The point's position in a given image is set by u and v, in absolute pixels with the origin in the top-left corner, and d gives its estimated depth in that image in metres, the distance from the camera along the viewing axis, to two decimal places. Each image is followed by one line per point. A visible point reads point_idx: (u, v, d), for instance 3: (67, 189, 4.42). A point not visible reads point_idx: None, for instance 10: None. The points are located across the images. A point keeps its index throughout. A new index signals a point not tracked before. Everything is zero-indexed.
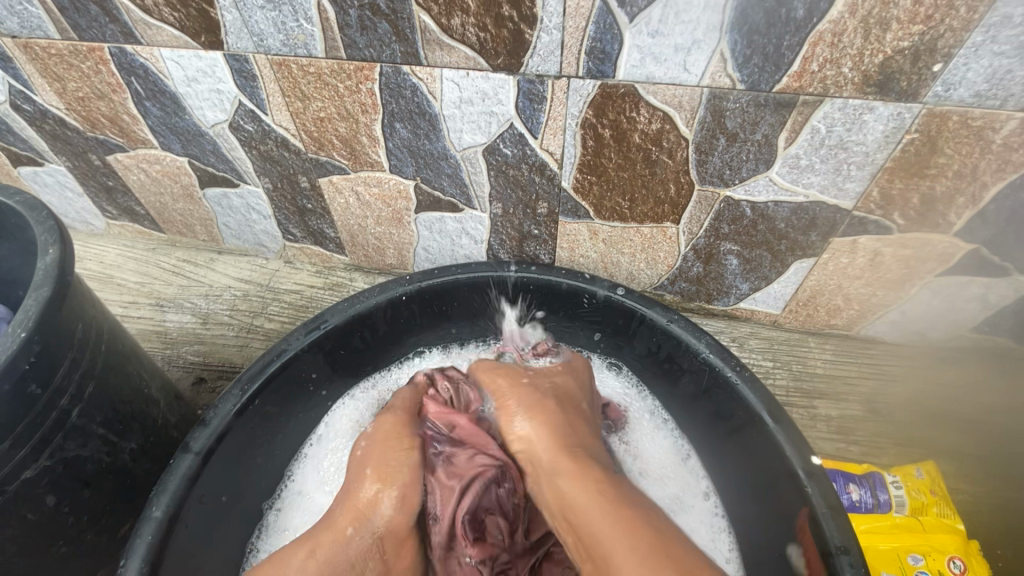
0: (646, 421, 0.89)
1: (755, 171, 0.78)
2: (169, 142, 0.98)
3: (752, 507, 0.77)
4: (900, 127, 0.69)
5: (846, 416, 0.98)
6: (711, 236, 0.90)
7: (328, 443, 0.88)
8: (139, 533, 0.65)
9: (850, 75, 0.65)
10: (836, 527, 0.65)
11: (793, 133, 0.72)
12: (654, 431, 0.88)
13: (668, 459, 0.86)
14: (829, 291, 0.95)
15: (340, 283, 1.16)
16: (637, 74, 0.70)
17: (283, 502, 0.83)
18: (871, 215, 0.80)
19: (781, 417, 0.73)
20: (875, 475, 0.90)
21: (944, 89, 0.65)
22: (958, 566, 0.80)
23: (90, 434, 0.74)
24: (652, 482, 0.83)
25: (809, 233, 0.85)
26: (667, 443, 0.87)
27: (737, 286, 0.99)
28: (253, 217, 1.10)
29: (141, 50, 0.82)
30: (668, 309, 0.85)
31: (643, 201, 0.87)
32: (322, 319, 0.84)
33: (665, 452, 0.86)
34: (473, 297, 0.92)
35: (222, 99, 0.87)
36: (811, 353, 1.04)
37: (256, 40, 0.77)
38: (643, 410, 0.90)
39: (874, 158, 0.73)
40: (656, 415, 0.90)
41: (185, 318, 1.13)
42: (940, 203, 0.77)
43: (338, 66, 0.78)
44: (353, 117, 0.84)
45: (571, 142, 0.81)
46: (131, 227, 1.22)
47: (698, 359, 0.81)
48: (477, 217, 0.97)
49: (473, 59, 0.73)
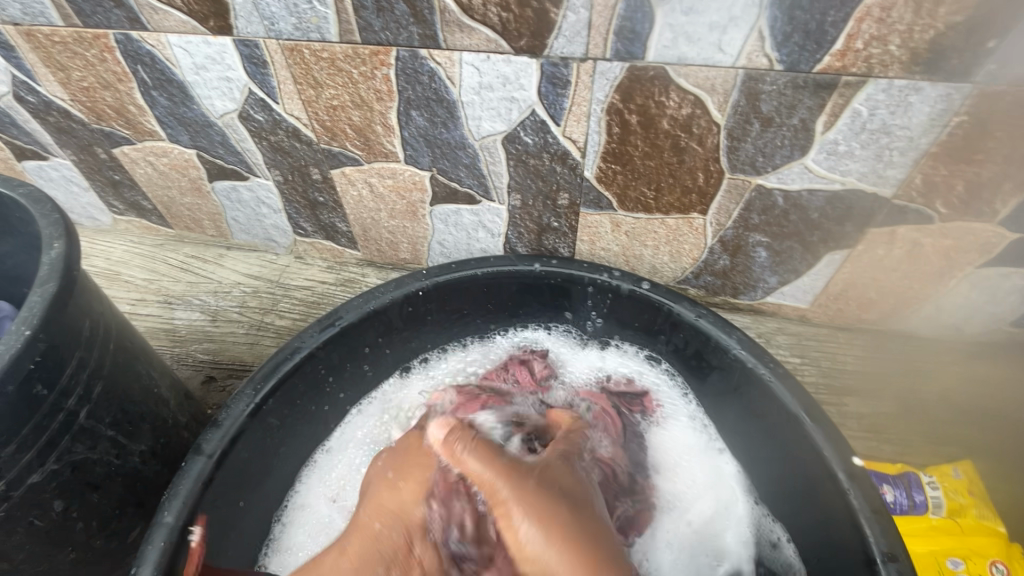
0: (674, 430, 0.84)
1: (789, 158, 0.74)
2: (176, 134, 0.95)
3: (789, 511, 0.73)
4: (949, 109, 0.65)
5: (878, 414, 0.95)
6: (739, 227, 0.87)
7: (341, 455, 0.85)
8: (151, 540, 0.62)
9: (897, 53, 0.62)
10: (882, 532, 0.61)
11: (833, 116, 0.69)
12: (682, 441, 0.83)
13: (691, 471, 0.81)
14: (862, 284, 0.91)
15: (352, 279, 1.13)
16: (668, 56, 0.67)
17: (289, 516, 0.80)
18: (911, 203, 0.77)
19: (820, 416, 0.70)
20: (910, 475, 0.87)
21: (998, 67, 0.61)
22: (1000, 570, 0.77)
23: (98, 437, 0.71)
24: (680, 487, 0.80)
25: (843, 223, 0.82)
26: (690, 454, 0.82)
27: (765, 280, 0.96)
28: (263, 212, 1.07)
29: (147, 37, 0.79)
30: (696, 303, 0.81)
31: (670, 190, 0.83)
32: (337, 315, 0.81)
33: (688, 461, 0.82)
34: (491, 292, 0.89)
35: (232, 88, 0.84)
36: (841, 349, 1.00)
37: (267, 24, 0.74)
38: (669, 415, 0.86)
39: (919, 142, 0.69)
40: (687, 422, 0.85)
41: (195, 315, 1.10)
42: (986, 189, 0.73)
43: (352, 50, 0.74)
44: (367, 105, 0.81)
45: (595, 129, 0.77)
46: (138, 223, 1.20)
47: (728, 356, 0.77)
48: (495, 209, 0.93)
49: (494, 42, 0.70)
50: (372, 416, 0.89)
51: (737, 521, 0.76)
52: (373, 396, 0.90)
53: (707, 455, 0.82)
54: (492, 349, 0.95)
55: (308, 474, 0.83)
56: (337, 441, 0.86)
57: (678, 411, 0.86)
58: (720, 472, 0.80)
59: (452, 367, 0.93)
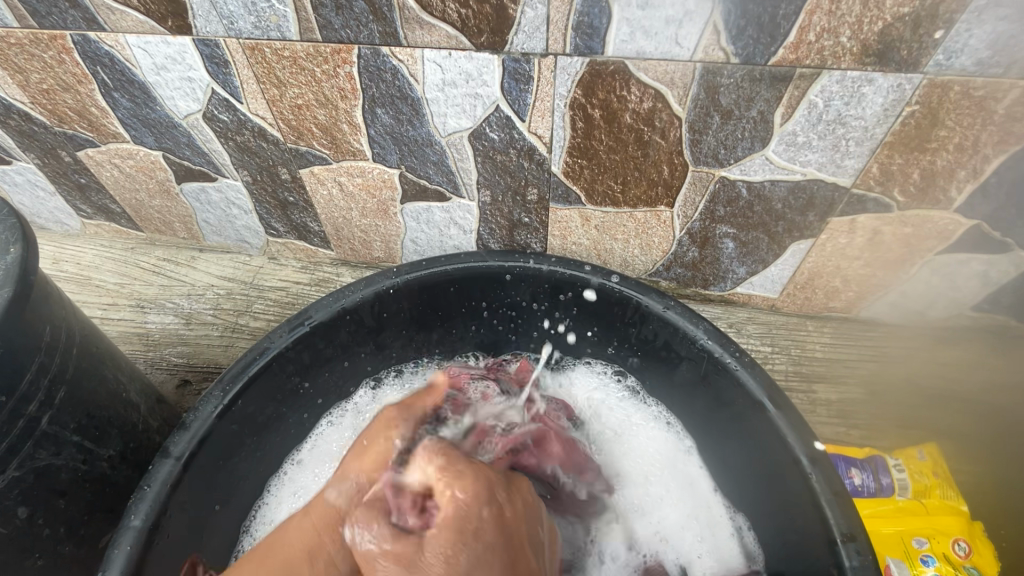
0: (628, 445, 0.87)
1: (750, 150, 0.76)
2: (141, 136, 0.94)
3: (752, 499, 0.76)
4: (901, 99, 0.67)
5: (847, 399, 0.97)
6: (706, 219, 0.88)
7: (312, 470, 0.85)
8: (117, 544, 0.62)
9: (848, 45, 0.63)
10: (841, 512, 0.63)
11: (790, 108, 0.70)
12: (639, 453, 0.86)
13: (658, 481, 0.83)
14: (827, 272, 0.93)
15: (327, 278, 1.13)
16: (627, 50, 0.67)
17: (259, 528, 0.80)
18: (869, 192, 0.78)
19: (783, 401, 0.71)
20: (877, 458, 0.89)
21: (946, 58, 0.62)
22: (963, 548, 0.79)
23: (64, 442, 0.71)
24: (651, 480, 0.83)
25: (806, 213, 0.83)
26: (640, 466, 0.85)
27: (734, 271, 0.97)
28: (233, 213, 1.06)
29: (106, 37, 0.78)
30: (665, 295, 0.82)
31: (636, 184, 0.84)
32: (306, 315, 0.80)
33: (641, 469, 0.84)
34: (463, 289, 0.89)
35: (195, 88, 0.83)
36: (810, 337, 1.02)
37: (226, 23, 0.73)
38: (624, 422, 0.89)
39: (874, 133, 0.71)
40: (644, 420, 0.89)
41: (168, 319, 1.09)
42: (940, 177, 0.74)
43: (313, 49, 0.74)
44: (332, 104, 0.81)
45: (560, 124, 0.78)
46: (107, 226, 1.18)
47: (696, 346, 0.78)
48: (465, 205, 0.94)
49: (455, 38, 0.70)
50: (343, 426, 0.90)
51: (704, 511, 0.79)
52: (343, 406, 0.91)
53: (661, 470, 0.84)
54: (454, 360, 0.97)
55: (277, 487, 0.83)
56: (308, 450, 0.87)
57: (637, 425, 0.89)
58: (685, 476, 0.83)
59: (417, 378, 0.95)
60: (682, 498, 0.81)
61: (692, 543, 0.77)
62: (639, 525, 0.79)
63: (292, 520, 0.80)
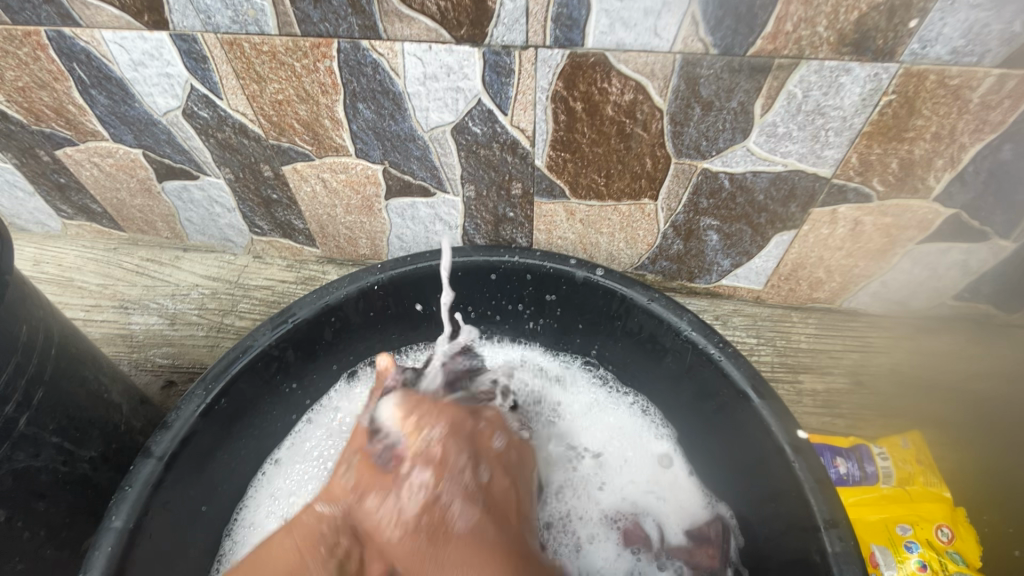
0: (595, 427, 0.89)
1: (732, 141, 0.76)
2: (120, 133, 0.92)
3: (739, 489, 0.76)
4: (878, 88, 0.67)
5: (832, 389, 0.97)
6: (690, 211, 0.88)
7: (290, 471, 0.84)
8: (97, 546, 0.61)
9: (825, 34, 0.63)
10: (825, 499, 0.63)
11: (769, 99, 0.70)
12: (609, 434, 0.88)
13: (629, 455, 0.86)
14: (811, 263, 0.94)
15: (313, 276, 1.12)
16: (607, 41, 0.68)
17: (240, 533, 0.78)
18: (850, 182, 0.79)
19: (766, 391, 0.71)
20: (862, 447, 0.90)
21: (921, 47, 0.63)
22: (946, 534, 0.80)
23: (43, 443, 0.70)
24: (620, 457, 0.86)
25: (788, 205, 0.84)
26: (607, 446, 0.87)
27: (719, 263, 0.98)
28: (216, 211, 1.05)
29: (81, 33, 0.77)
30: (649, 288, 0.82)
31: (620, 176, 0.84)
32: (289, 313, 0.80)
33: (613, 448, 0.87)
34: (450, 285, 0.89)
35: (173, 84, 0.82)
36: (795, 328, 1.02)
37: (203, 18, 0.72)
38: (590, 403, 0.91)
39: (852, 123, 0.71)
40: (609, 403, 0.91)
41: (152, 319, 1.08)
42: (919, 166, 0.75)
43: (293, 43, 0.74)
44: (313, 99, 0.80)
45: (542, 118, 0.78)
46: (89, 227, 1.16)
47: (680, 338, 0.79)
48: (450, 201, 0.93)
49: (435, 31, 0.70)
50: (321, 425, 0.88)
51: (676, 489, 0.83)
52: (321, 403, 0.89)
53: (627, 448, 0.87)
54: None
55: (257, 489, 0.82)
56: (285, 451, 0.85)
57: (602, 406, 0.91)
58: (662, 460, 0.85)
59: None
60: (651, 470, 0.84)
61: (665, 517, 0.80)
62: (610, 498, 0.83)
63: (266, 524, 0.79)
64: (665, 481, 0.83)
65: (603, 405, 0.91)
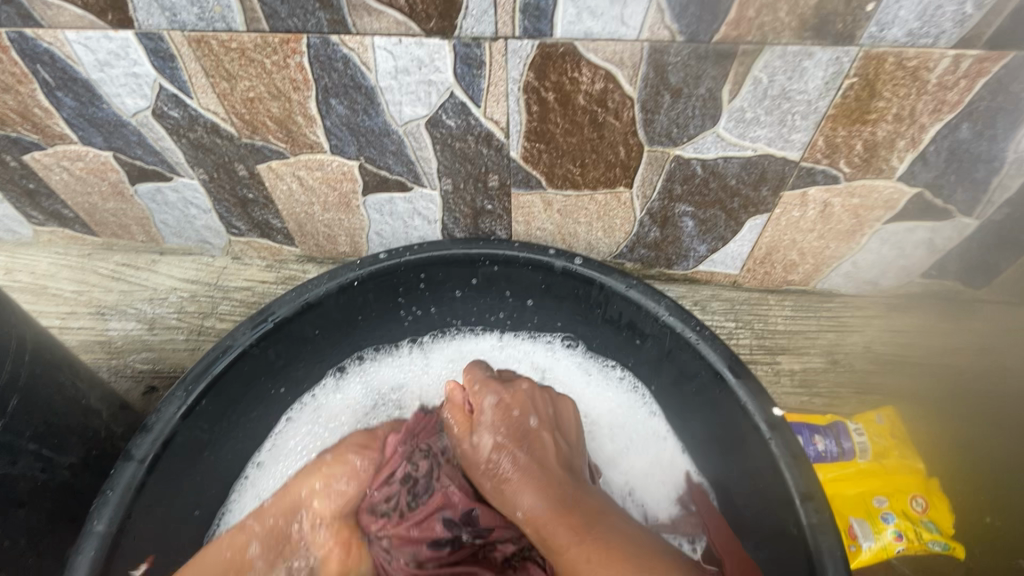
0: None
1: (702, 127, 0.77)
2: (89, 136, 0.91)
3: (721, 468, 0.78)
4: (840, 71, 0.69)
5: (809, 368, 0.99)
6: (665, 198, 0.90)
7: (276, 470, 0.83)
8: (80, 550, 0.61)
9: (787, 20, 0.64)
10: (800, 474, 0.65)
11: (736, 85, 0.72)
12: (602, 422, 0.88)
13: (624, 443, 0.86)
14: (784, 246, 0.96)
15: (293, 276, 1.11)
16: (575, 31, 0.68)
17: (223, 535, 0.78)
18: (817, 165, 0.80)
19: (743, 372, 0.73)
20: (839, 424, 0.91)
21: (878, 30, 0.64)
22: (920, 504, 0.83)
23: (20, 451, 0.69)
24: (615, 446, 0.86)
25: (759, 189, 0.85)
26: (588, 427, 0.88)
27: (695, 249, 0.99)
28: (192, 212, 1.04)
29: (43, 34, 0.76)
30: (627, 275, 0.83)
31: (595, 166, 0.85)
32: (269, 311, 0.79)
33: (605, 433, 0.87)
34: (430, 278, 0.89)
35: (141, 84, 0.81)
36: (772, 311, 1.04)
37: (169, 16, 0.71)
38: (575, 382, 0.92)
39: (817, 106, 0.73)
40: (599, 387, 0.91)
41: (131, 325, 1.06)
42: (882, 147, 0.77)
43: (261, 39, 0.73)
44: (285, 96, 0.80)
45: (515, 109, 0.78)
46: (61, 233, 1.14)
47: (659, 323, 0.80)
48: (428, 195, 0.94)
49: (404, 24, 0.70)
50: (304, 423, 0.88)
51: (662, 476, 0.83)
52: (303, 401, 0.89)
53: (615, 429, 0.88)
54: (430, 365, 0.95)
55: (239, 493, 0.81)
56: (267, 452, 0.85)
57: (582, 384, 0.92)
58: (653, 445, 0.85)
59: (388, 375, 0.93)
60: (646, 450, 0.85)
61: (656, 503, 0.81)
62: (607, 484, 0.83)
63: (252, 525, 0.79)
64: (653, 466, 0.84)
65: (599, 391, 0.91)
